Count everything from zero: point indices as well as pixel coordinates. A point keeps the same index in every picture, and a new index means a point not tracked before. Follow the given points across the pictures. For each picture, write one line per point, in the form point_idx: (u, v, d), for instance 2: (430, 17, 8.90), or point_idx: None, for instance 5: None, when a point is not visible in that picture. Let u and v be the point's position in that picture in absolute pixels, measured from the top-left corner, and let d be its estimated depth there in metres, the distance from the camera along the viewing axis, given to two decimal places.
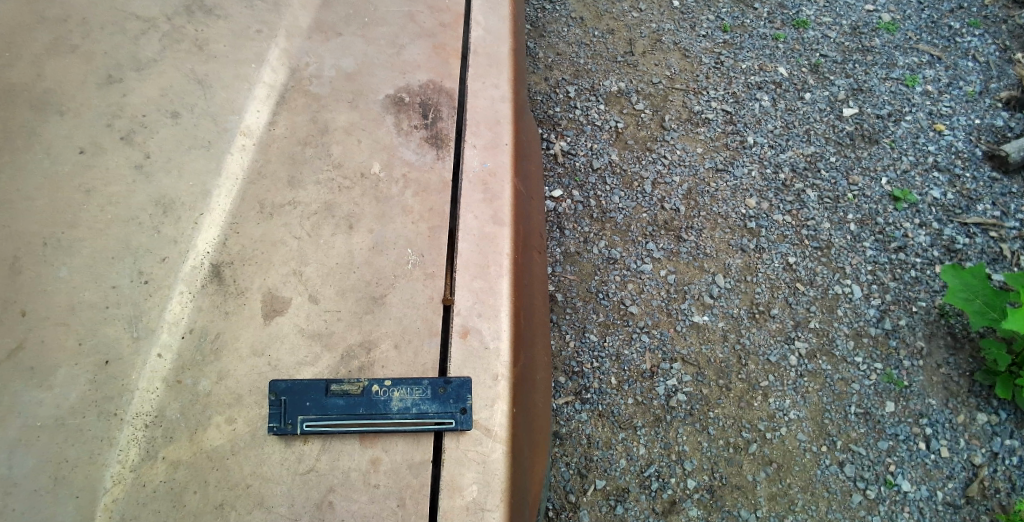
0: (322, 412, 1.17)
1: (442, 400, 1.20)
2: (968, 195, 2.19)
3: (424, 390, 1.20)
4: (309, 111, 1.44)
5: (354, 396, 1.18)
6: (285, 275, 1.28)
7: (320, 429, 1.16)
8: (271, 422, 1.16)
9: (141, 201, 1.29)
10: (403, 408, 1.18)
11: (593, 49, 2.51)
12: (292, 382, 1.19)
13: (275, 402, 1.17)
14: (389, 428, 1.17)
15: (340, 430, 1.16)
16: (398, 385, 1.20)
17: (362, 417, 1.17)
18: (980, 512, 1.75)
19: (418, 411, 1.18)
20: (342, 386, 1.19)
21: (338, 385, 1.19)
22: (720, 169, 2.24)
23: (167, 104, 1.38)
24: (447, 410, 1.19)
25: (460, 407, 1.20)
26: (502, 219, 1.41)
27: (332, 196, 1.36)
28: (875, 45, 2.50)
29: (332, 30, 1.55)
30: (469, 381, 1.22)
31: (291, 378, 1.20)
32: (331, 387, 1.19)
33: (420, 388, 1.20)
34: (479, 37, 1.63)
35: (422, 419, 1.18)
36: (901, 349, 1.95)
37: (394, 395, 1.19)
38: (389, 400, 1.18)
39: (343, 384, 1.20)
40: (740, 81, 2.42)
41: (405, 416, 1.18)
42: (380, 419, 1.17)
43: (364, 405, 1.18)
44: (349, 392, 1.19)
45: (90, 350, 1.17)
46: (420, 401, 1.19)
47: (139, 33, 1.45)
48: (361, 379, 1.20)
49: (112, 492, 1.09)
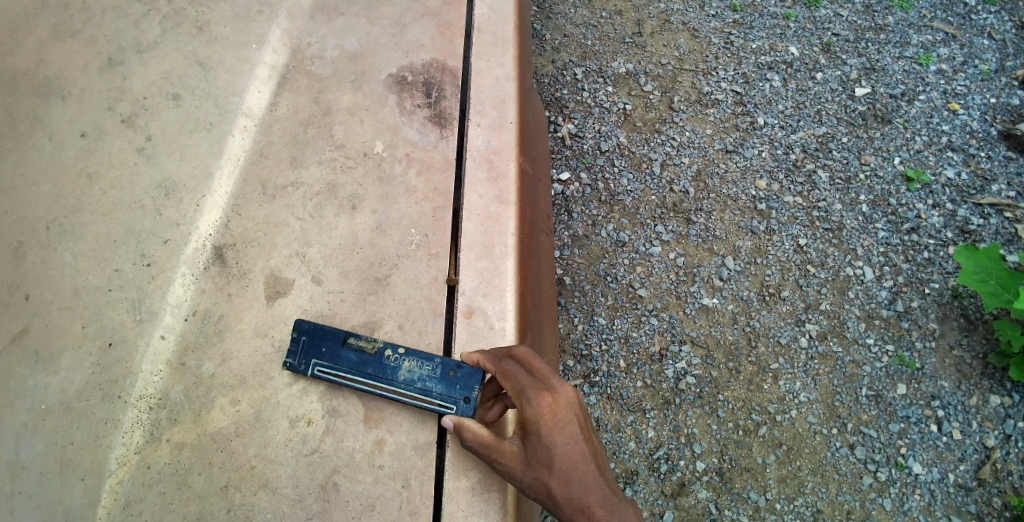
0: (334, 362, 1.18)
1: (451, 383, 1.17)
2: (983, 175, 2.15)
3: (434, 370, 1.18)
4: (312, 92, 1.42)
5: (367, 356, 1.19)
6: (289, 256, 1.27)
7: (328, 377, 1.17)
8: (287, 358, 1.19)
9: (143, 184, 1.26)
10: (410, 380, 1.18)
11: (601, 30, 2.47)
12: (313, 325, 1.21)
13: (295, 341, 1.19)
14: (391, 394, 1.17)
15: (346, 382, 1.17)
16: (411, 354, 1.20)
17: (370, 377, 1.17)
18: (992, 495, 1.74)
19: (424, 388, 1.17)
20: (358, 342, 1.20)
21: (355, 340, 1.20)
22: (730, 150, 2.20)
23: (169, 86, 1.35)
24: (453, 395, 1.16)
25: (464, 396, 1.16)
26: (507, 198, 1.39)
27: (335, 177, 1.34)
28: (888, 23, 2.45)
29: (334, 9, 1.52)
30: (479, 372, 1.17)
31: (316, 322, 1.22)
32: (348, 339, 1.20)
33: (430, 365, 1.18)
34: (483, 14, 1.60)
35: (426, 398, 1.16)
36: (913, 331, 1.93)
37: (406, 364, 1.19)
38: (398, 368, 1.18)
39: (360, 340, 1.20)
40: (751, 61, 2.37)
41: (408, 389, 1.17)
42: (385, 385, 1.17)
43: (375, 366, 1.18)
44: (364, 350, 1.19)
45: (95, 333, 1.15)
46: (428, 379, 1.18)
47: (140, 16, 1.40)
48: (378, 341, 1.20)
49: (118, 474, 1.10)
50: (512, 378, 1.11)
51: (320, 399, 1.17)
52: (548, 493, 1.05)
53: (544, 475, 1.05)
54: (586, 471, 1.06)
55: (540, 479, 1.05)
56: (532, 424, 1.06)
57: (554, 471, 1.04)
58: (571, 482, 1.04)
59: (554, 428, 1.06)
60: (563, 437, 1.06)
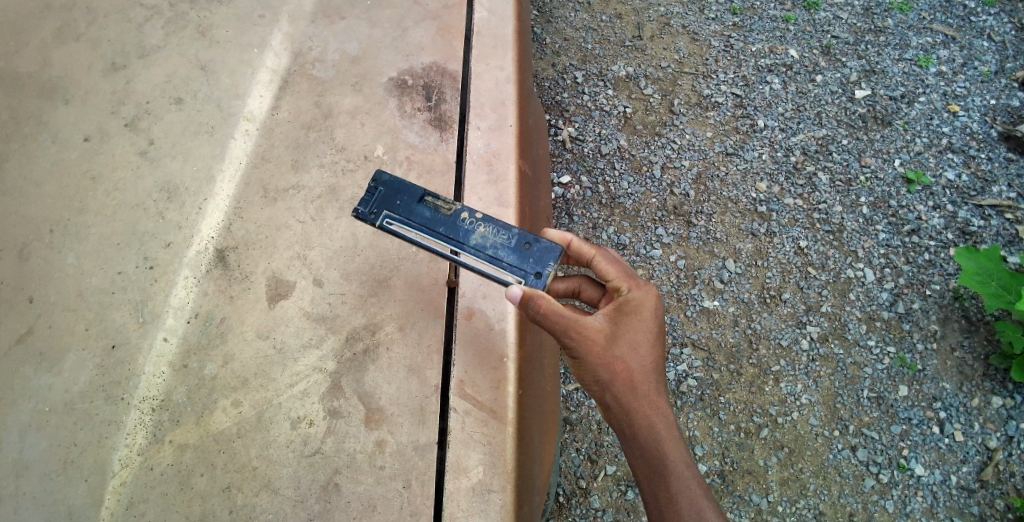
0: (406, 216, 1.24)
1: (525, 255, 1.22)
2: (983, 176, 2.16)
3: (509, 241, 1.23)
4: (313, 95, 1.43)
5: (442, 216, 1.25)
6: (290, 259, 1.28)
7: (397, 229, 1.24)
8: (361, 205, 1.25)
9: (146, 187, 1.28)
10: (482, 246, 1.23)
11: (601, 34, 2.48)
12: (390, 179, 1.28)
13: (373, 191, 1.26)
14: (459, 254, 1.22)
15: (414, 237, 1.23)
16: (488, 222, 1.25)
17: (440, 236, 1.23)
18: (994, 496, 1.74)
19: (495, 256, 1.22)
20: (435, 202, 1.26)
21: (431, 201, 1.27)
22: (730, 153, 2.21)
23: (171, 90, 1.36)
24: (524, 267, 1.21)
25: (535, 271, 1.20)
26: (508, 199, 1.39)
27: (336, 180, 1.35)
28: (888, 25, 2.45)
29: (335, 13, 1.53)
30: (555, 251, 1.21)
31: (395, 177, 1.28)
32: (424, 197, 1.25)
33: (505, 237, 1.23)
34: (483, 17, 1.61)
35: (496, 265, 1.21)
36: (914, 332, 1.93)
37: (482, 229, 1.24)
38: (471, 233, 1.23)
39: (436, 200, 1.26)
40: (750, 64, 2.38)
41: (478, 253, 1.22)
42: (455, 244, 1.23)
43: (449, 226, 1.24)
44: (438, 210, 1.25)
45: (98, 334, 1.17)
46: (502, 248, 1.23)
47: (143, 20, 1.41)
48: (454, 204, 1.25)
49: (120, 475, 1.10)
50: (609, 266, 1.21)
51: (321, 400, 1.18)
52: (626, 373, 1.13)
53: (629, 356, 1.14)
54: (659, 365, 1.16)
55: (626, 359, 1.13)
56: (631, 308, 1.16)
57: (640, 355, 1.14)
58: (649, 367, 1.14)
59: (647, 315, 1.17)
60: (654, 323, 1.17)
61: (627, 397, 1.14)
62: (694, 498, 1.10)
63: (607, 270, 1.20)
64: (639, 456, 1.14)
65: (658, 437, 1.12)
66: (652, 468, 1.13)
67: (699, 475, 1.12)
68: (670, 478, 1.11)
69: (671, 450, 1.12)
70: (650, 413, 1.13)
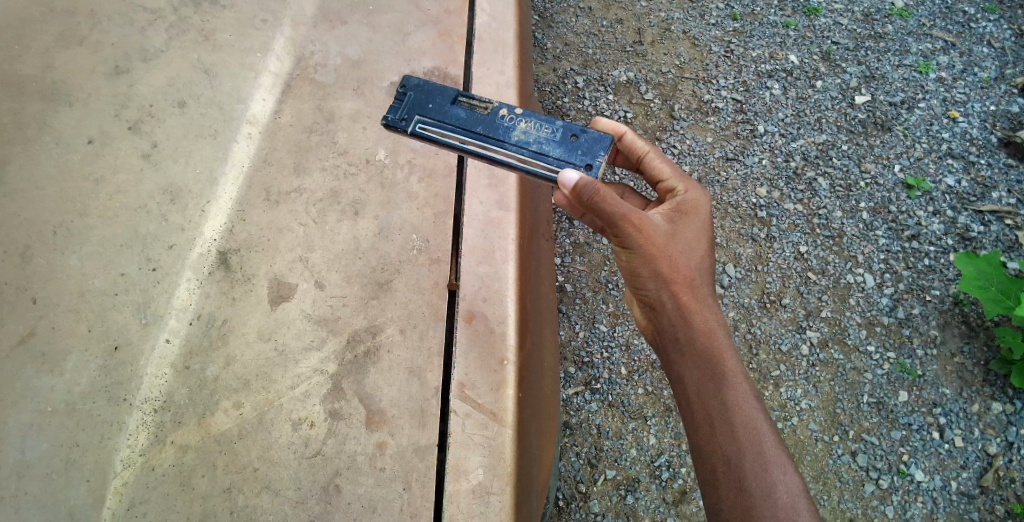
0: (441, 118, 1.35)
1: (570, 148, 1.32)
2: (983, 182, 2.16)
3: (553, 135, 1.33)
4: (315, 99, 1.44)
5: (480, 114, 1.35)
6: (292, 261, 1.28)
7: (432, 130, 1.34)
8: (391, 112, 1.36)
9: (148, 189, 1.28)
10: (525, 141, 1.32)
11: (601, 39, 2.49)
12: (421, 83, 1.38)
13: (406, 97, 1.37)
14: (499, 148, 1.32)
15: (450, 135, 1.34)
16: (529, 118, 1.35)
17: (478, 133, 1.33)
18: (994, 502, 1.74)
19: (540, 150, 1.31)
20: (470, 102, 1.36)
21: (466, 101, 1.37)
22: (730, 158, 2.21)
23: (174, 94, 1.37)
24: (572, 159, 1.30)
25: (582, 161, 1.30)
26: (508, 204, 1.41)
27: (338, 184, 1.36)
28: (888, 31, 2.46)
29: (338, 18, 1.54)
30: (603, 143, 1.31)
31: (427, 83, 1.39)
32: (458, 101, 1.36)
33: (545, 132, 1.33)
34: (484, 23, 1.62)
35: (543, 157, 1.31)
36: (914, 338, 1.94)
37: (523, 125, 1.34)
38: (509, 130, 1.33)
39: (470, 102, 1.36)
40: (751, 69, 2.39)
41: (518, 147, 1.32)
42: (495, 140, 1.33)
43: (488, 123, 1.34)
44: (475, 111, 1.35)
45: (100, 335, 1.17)
46: (546, 143, 1.32)
47: (146, 24, 1.42)
48: (490, 103, 1.36)
49: (122, 475, 1.11)
50: (662, 165, 1.31)
51: (322, 402, 1.19)
52: (685, 274, 1.19)
53: (686, 258, 1.20)
54: (709, 270, 1.23)
55: (684, 256, 1.19)
56: (686, 210, 1.24)
57: (696, 259, 1.21)
58: (702, 269, 1.21)
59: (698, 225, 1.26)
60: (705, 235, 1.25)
61: (684, 299, 1.19)
62: (748, 406, 1.13)
63: (659, 170, 1.31)
64: (693, 362, 1.18)
65: (713, 339, 1.17)
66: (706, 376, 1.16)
67: (750, 383, 1.16)
68: (724, 384, 1.15)
69: (725, 357, 1.16)
70: (703, 312, 1.19)
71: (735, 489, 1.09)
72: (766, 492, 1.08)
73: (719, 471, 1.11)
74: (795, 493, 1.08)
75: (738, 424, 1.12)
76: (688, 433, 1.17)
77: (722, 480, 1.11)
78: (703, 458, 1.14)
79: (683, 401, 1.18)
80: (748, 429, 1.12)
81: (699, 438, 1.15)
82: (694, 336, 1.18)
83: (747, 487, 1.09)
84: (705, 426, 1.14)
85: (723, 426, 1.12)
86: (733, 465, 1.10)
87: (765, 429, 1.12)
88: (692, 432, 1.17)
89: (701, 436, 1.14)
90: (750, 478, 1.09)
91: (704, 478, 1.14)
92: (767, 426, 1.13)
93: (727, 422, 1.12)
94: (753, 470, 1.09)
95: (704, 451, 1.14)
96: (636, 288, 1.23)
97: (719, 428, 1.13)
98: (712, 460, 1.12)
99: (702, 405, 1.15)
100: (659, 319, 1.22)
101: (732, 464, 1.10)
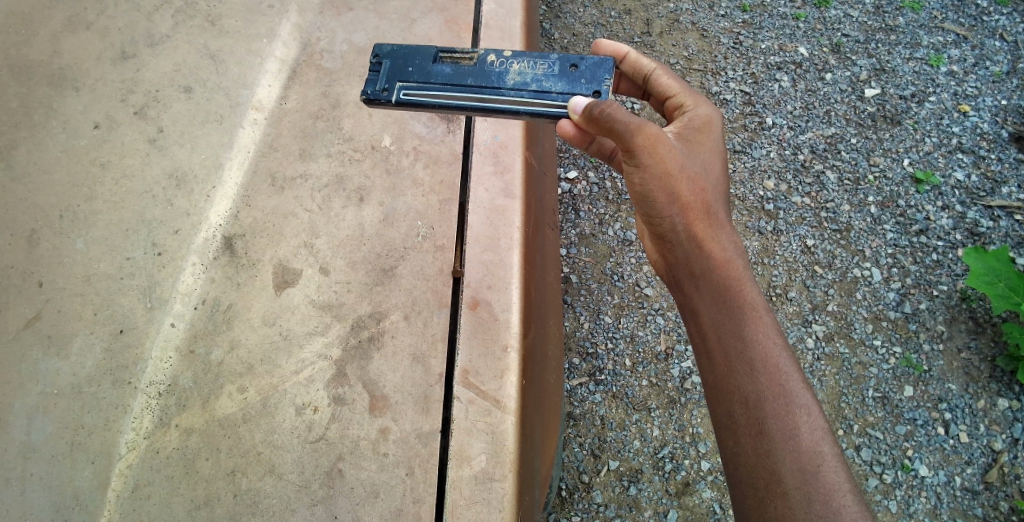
0: (426, 80, 1.35)
1: (571, 79, 1.34)
2: (993, 177, 2.15)
3: (550, 71, 1.35)
4: (320, 85, 1.44)
5: (468, 66, 1.36)
6: (296, 247, 1.28)
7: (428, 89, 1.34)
8: (367, 88, 1.34)
9: (154, 174, 1.28)
10: (524, 83, 1.34)
11: (609, 30, 2.47)
12: (395, 50, 1.39)
13: (378, 66, 1.37)
14: (503, 94, 1.32)
15: (440, 93, 1.34)
16: (519, 59, 1.36)
17: (473, 86, 1.34)
18: (999, 498, 1.73)
19: (541, 87, 1.33)
20: (453, 58, 1.37)
21: (448, 57, 1.38)
22: (739, 150, 2.19)
23: (180, 79, 1.36)
24: (576, 88, 1.32)
25: (594, 90, 1.32)
26: (513, 192, 1.41)
27: (344, 169, 1.36)
28: (898, 24, 2.44)
29: (344, 4, 1.54)
30: (605, 66, 1.34)
31: (396, 47, 1.38)
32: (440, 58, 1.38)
33: (541, 70, 1.35)
34: (491, 10, 1.62)
35: (546, 94, 1.32)
36: (920, 333, 1.92)
37: (516, 67, 1.35)
38: (504, 76, 1.34)
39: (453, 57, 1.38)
40: (760, 61, 2.37)
41: (521, 95, 1.33)
42: (497, 88, 1.33)
43: (478, 73, 1.35)
44: (461, 65, 1.36)
45: (106, 319, 1.16)
46: (545, 79, 1.34)
47: (152, 9, 1.40)
48: (474, 53, 1.37)
49: (127, 457, 1.11)
50: (670, 82, 1.36)
51: (326, 387, 1.19)
52: (699, 201, 1.15)
53: (703, 183, 1.16)
54: (723, 197, 1.20)
55: (700, 179, 1.16)
56: (698, 134, 1.24)
57: (710, 185, 1.18)
58: (717, 193, 1.18)
59: (711, 151, 1.23)
60: (718, 162, 1.22)
61: (700, 229, 1.15)
62: (769, 341, 1.08)
63: (666, 86, 1.36)
64: (709, 294, 1.13)
65: (732, 270, 1.13)
66: (723, 310, 1.11)
67: (770, 317, 1.11)
68: (743, 318, 1.10)
69: (744, 289, 1.12)
70: (722, 238, 1.15)
71: (755, 434, 1.04)
72: (789, 435, 1.03)
73: (738, 413, 1.06)
74: (819, 436, 1.03)
75: (757, 360, 1.07)
76: (705, 371, 1.13)
77: (742, 424, 1.06)
78: (720, 400, 1.09)
79: (700, 338, 1.14)
80: (768, 367, 1.07)
81: (717, 376, 1.10)
82: (711, 268, 1.13)
83: (768, 431, 1.04)
84: (722, 364, 1.10)
85: (740, 357, 1.08)
86: (753, 405, 1.05)
87: (787, 365, 1.07)
88: (708, 370, 1.12)
89: (719, 376, 1.10)
90: (770, 419, 1.04)
91: (720, 421, 1.09)
92: (789, 362, 1.07)
93: (744, 359, 1.08)
94: (774, 411, 1.04)
95: (722, 392, 1.09)
96: (649, 219, 1.19)
97: (737, 366, 1.08)
98: (730, 401, 1.07)
99: (720, 342, 1.11)
100: (672, 250, 1.18)
101: (752, 405, 1.05)
